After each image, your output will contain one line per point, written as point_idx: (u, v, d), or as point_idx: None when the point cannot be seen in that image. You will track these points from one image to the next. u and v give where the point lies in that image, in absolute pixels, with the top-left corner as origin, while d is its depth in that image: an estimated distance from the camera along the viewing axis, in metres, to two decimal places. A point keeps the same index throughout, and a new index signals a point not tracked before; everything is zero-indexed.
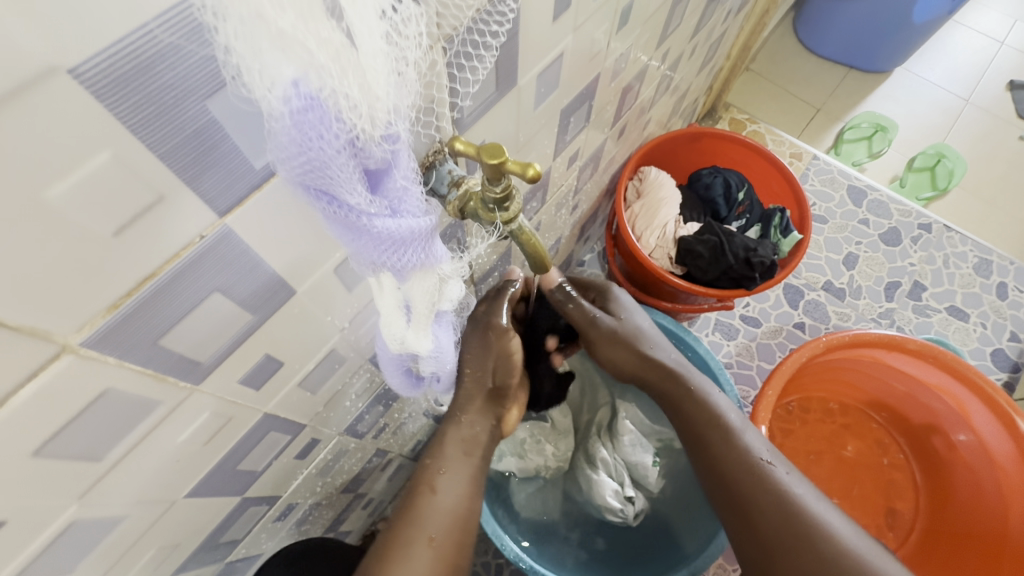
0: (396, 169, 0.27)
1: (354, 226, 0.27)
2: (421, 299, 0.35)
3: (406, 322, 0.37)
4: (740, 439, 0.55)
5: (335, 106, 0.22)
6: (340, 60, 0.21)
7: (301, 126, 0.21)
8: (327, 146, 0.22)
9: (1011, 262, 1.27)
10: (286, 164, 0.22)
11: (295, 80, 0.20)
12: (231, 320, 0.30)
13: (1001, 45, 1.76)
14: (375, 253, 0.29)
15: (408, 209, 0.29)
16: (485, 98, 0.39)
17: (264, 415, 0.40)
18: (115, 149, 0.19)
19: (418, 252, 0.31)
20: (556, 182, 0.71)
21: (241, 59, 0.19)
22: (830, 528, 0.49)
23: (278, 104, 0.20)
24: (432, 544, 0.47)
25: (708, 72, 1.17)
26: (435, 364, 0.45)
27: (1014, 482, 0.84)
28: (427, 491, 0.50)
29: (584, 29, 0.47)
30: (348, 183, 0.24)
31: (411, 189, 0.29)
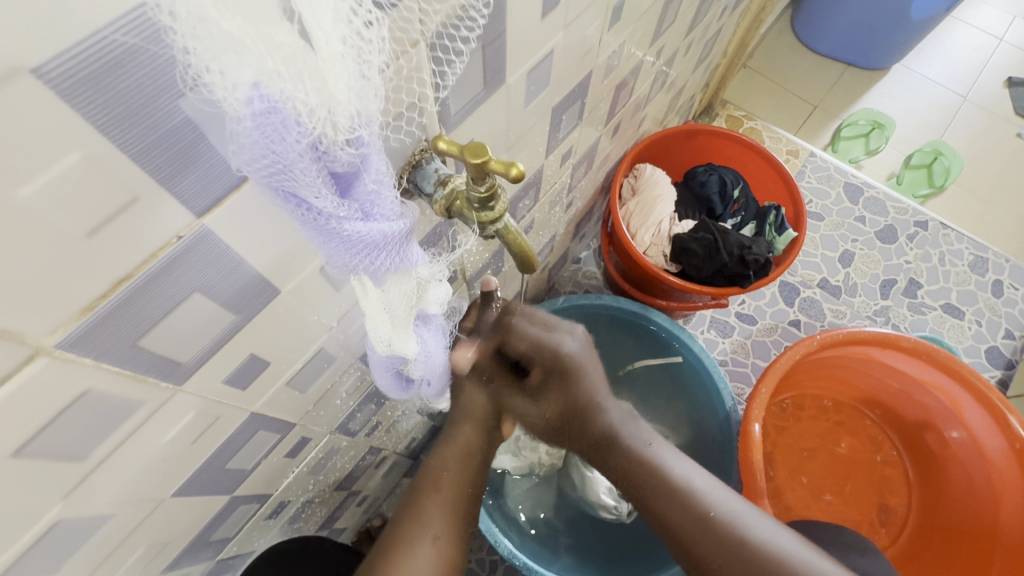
0: (366, 173, 0.27)
1: (323, 230, 0.27)
2: (402, 302, 0.35)
3: (391, 324, 0.36)
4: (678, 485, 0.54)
5: (293, 109, 0.21)
6: (295, 63, 0.20)
7: (263, 129, 0.21)
8: (289, 149, 0.22)
9: (1006, 260, 1.27)
10: (249, 168, 0.22)
11: (254, 84, 0.20)
12: (214, 320, 0.29)
13: (1000, 42, 1.75)
14: (347, 256, 0.29)
15: (380, 212, 0.29)
16: (473, 96, 0.38)
17: (252, 414, 0.40)
18: (86, 149, 0.19)
19: (393, 256, 0.31)
20: (550, 179, 0.71)
21: (201, 62, 0.19)
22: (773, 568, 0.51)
23: (240, 107, 0.20)
24: (434, 543, 0.49)
25: (705, 69, 1.16)
26: (425, 368, 0.45)
27: (1006, 479, 0.84)
28: (430, 490, 0.51)
29: (574, 27, 0.47)
30: (313, 187, 0.24)
31: (385, 191, 0.28)
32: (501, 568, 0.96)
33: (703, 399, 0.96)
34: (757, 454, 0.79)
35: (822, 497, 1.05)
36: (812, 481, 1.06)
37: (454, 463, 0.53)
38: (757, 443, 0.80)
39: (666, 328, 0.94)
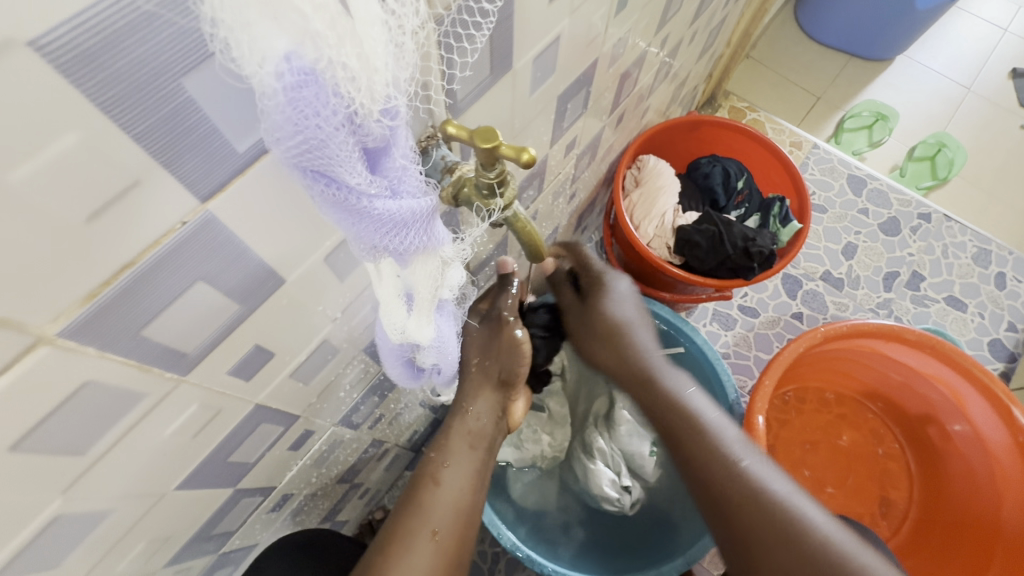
0: (394, 148, 0.26)
1: (354, 210, 0.26)
2: (424, 284, 0.34)
3: (407, 309, 0.36)
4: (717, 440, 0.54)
5: (332, 78, 0.20)
6: (337, 27, 0.20)
7: (296, 104, 0.20)
8: (325, 123, 0.21)
9: (1010, 252, 1.26)
10: (280, 145, 0.21)
11: (289, 53, 0.19)
12: (217, 310, 0.29)
13: (1004, 32, 1.74)
14: (375, 236, 0.28)
15: (406, 188, 0.28)
16: (480, 82, 0.38)
17: (256, 406, 0.40)
18: (84, 131, 0.18)
19: (418, 235, 0.30)
20: (553, 170, 0.70)
21: (232, 30, 0.18)
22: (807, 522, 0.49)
23: (270, 81, 0.19)
24: (435, 538, 0.47)
25: (708, 59, 1.15)
26: (437, 356, 0.45)
27: (1008, 472, 0.84)
28: (430, 483, 0.50)
29: (581, 13, 0.46)
30: (347, 162, 0.23)
31: (409, 167, 0.28)
32: (503, 561, 0.96)
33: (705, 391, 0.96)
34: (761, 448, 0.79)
35: (823, 489, 1.05)
36: (814, 474, 1.06)
37: (456, 458, 0.53)
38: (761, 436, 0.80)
39: (668, 320, 0.95)
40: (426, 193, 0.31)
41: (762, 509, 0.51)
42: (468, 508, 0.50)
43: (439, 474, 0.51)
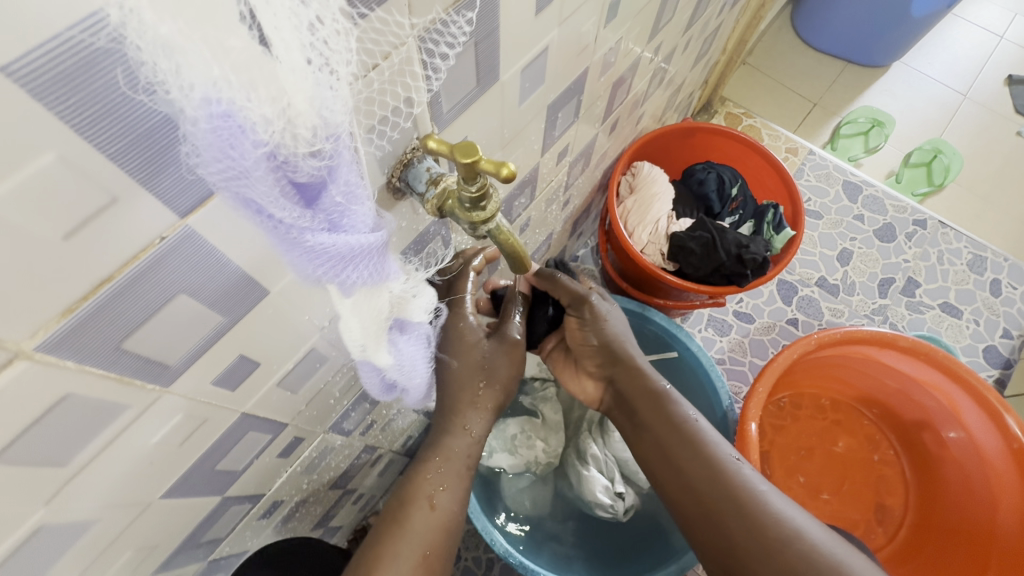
0: (333, 185, 0.25)
1: (287, 241, 0.26)
2: (375, 316, 0.35)
3: (365, 330, 0.35)
4: (704, 444, 0.57)
5: (249, 119, 0.20)
6: (248, 70, 0.19)
7: (218, 134, 0.20)
8: (245, 158, 0.21)
9: (1005, 258, 1.27)
10: (204, 167, 0.21)
11: (205, 93, 0.19)
12: (199, 321, 0.29)
13: (1000, 39, 1.74)
14: (312, 267, 0.28)
15: (349, 224, 0.28)
16: (465, 94, 0.38)
17: (242, 415, 0.40)
18: (61, 149, 0.18)
19: (360, 267, 0.30)
20: (545, 177, 0.70)
21: (154, 61, 0.18)
22: (796, 527, 0.50)
23: (191, 112, 0.19)
24: (424, 560, 0.48)
25: (704, 65, 1.16)
26: (405, 375, 0.45)
27: (1004, 478, 0.84)
28: (420, 503, 0.50)
29: (570, 22, 0.46)
30: (270, 197, 0.23)
31: (354, 203, 0.27)
32: (497, 566, 0.96)
33: (700, 399, 0.96)
34: (753, 453, 0.80)
35: (819, 496, 1.05)
36: (809, 480, 1.06)
37: (442, 471, 0.52)
38: (754, 442, 0.81)
39: (664, 326, 0.95)
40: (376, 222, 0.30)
41: (749, 519, 0.51)
42: (447, 518, 0.51)
43: (420, 488, 0.51)
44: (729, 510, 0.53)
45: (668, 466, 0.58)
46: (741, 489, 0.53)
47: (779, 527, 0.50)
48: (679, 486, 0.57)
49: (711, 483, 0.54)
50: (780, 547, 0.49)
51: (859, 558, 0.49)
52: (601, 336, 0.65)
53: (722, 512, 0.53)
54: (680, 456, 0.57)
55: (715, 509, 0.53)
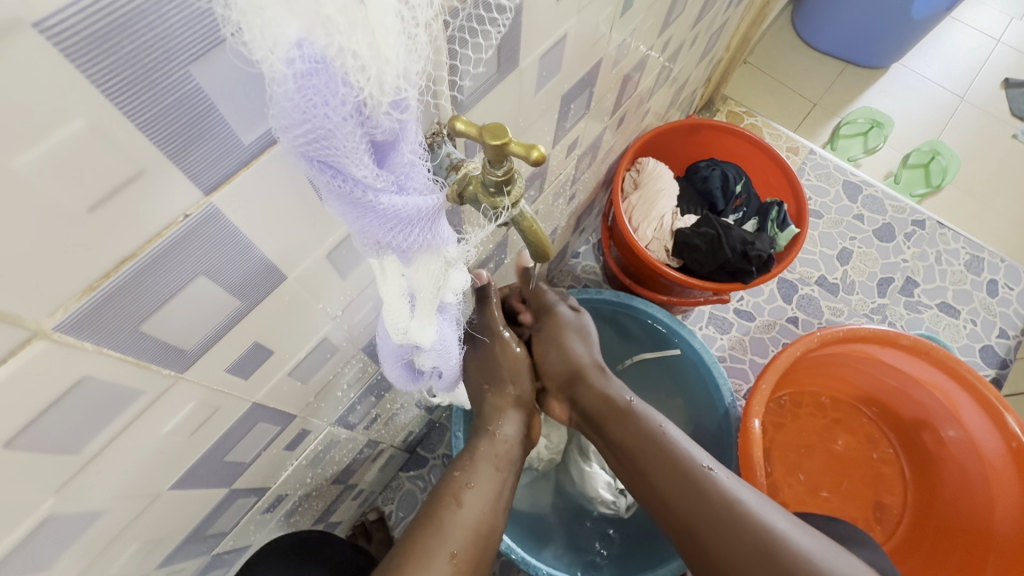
0: (404, 142, 0.26)
1: (359, 203, 0.26)
2: (427, 286, 0.35)
3: (411, 313, 0.37)
4: (679, 451, 0.56)
5: (342, 67, 0.20)
6: (349, 14, 0.19)
7: (305, 91, 0.20)
8: (333, 113, 0.21)
9: (1002, 260, 1.28)
10: (289, 132, 0.21)
11: (300, 39, 0.19)
12: (217, 306, 0.28)
13: (997, 43, 1.76)
14: (380, 231, 0.28)
15: (415, 185, 0.28)
16: (486, 79, 0.37)
17: (253, 405, 0.39)
18: (90, 117, 0.17)
19: (424, 233, 0.30)
20: (554, 170, 0.70)
21: (243, 15, 0.18)
22: (780, 533, 0.50)
23: (281, 66, 0.19)
24: (454, 561, 0.46)
25: (707, 63, 1.16)
26: (437, 359, 0.45)
27: (1003, 477, 0.85)
28: (453, 505, 0.50)
29: (587, 12, 0.46)
30: (354, 155, 0.23)
31: (417, 164, 0.27)
32: (497, 564, 0.95)
33: (702, 397, 0.96)
34: (756, 450, 0.80)
35: (818, 493, 1.05)
36: (808, 478, 1.06)
37: (480, 478, 0.52)
38: (757, 439, 0.81)
39: (666, 323, 0.94)
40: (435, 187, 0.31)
41: (733, 533, 0.51)
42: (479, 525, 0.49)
43: (448, 489, 0.51)
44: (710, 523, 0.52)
45: (642, 480, 0.57)
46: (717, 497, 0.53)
47: (764, 532, 0.50)
48: (652, 498, 0.56)
49: (689, 498, 0.53)
50: (763, 555, 0.49)
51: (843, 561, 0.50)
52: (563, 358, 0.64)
53: (700, 528, 0.52)
54: (647, 463, 0.57)
55: (692, 520, 0.53)
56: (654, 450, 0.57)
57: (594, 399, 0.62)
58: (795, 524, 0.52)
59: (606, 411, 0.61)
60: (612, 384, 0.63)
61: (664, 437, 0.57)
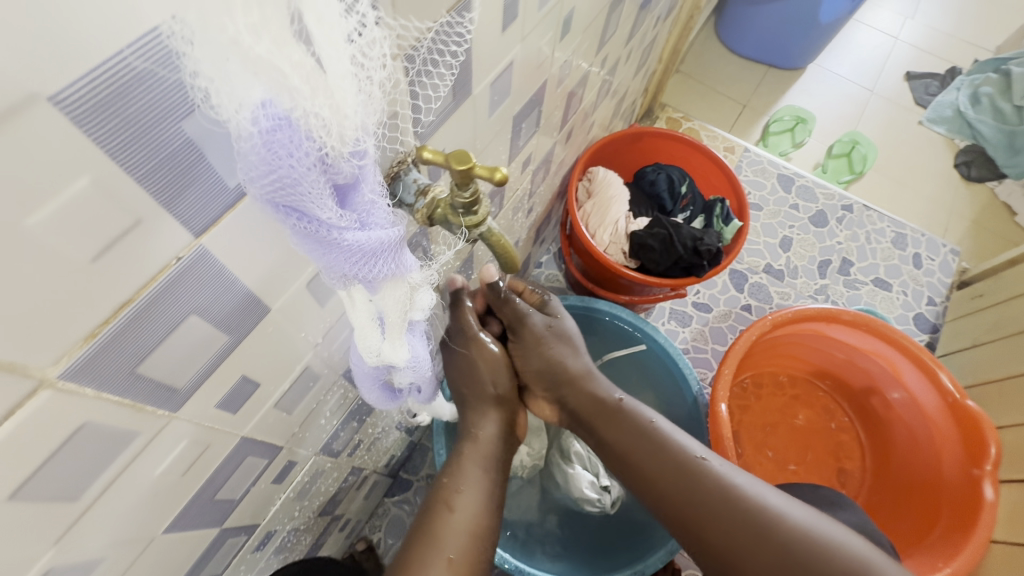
0: (362, 184, 0.28)
1: (325, 242, 0.28)
2: (394, 306, 0.37)
3: (380, 335, 0.39)
4: (673, 442, 0.61)
5: (304, 124, 0.23)
6: (311, 81, 0.22)
7: (270, 146, 0.22)
8: (297, 164, 0.23)
9: (922, 234, 1.40)
10: (255, 184, 0.23)
11: (266, 100, 0.21)
12: (207, 342, 0.29)
13: (896, 40, 1.95)
14: (346, 266, 0.30)
15: (376, 220, 0.30)
16: (444, 108, 0.40)
17: (241, 439, 0.40)
18: (94, 173, 0.19)
19: (388, 263, 0.32)
20: (511, 186, 0.73)
21: (209, 81, 0.20)
22: (771, 508, 0.55)
23: (247, 125, 0.21)
24: (451, 564, 0.51)
25: (644, 75, 1.23)
26: (411, 375, 0.46)
27: (945, 431, 0.94)
28: (445, 510, 0.55)
29: (530, 39, 0.49)
30: (318, 200, 0.25)
31: (376, 202, 0.30)
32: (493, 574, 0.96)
33: (671, 388, 1.01)
34: (726, 431, 0.86)
35: (787, 467, 1.11)
36: (777, 454, 1.12)
37: (469, 481, 0.58)
38: (726, 421, 0.86)
39: (631, 321, 0.99)
40: (394, 219, 0.33)
41: (732, 516, 0.55)
42: (480, 531, 0.55)
43: (454, 500, 0.55)
44: (711, 511, 0.56)
45: (643, 481, 0.62)
46: (710, 483, 0.57)
47: (756, 510, 0.55)
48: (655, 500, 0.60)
49: (687, 489, 0.58)
50: (759, 529, 0.54)
51: (833, 523, 0.55)
52: (541, 360, 0.69)
53: (706, 518, 0.56)
54: (642, 460, 0.62)
55: (695, 513, 0.57)
56: (648, 444, 0.62)
57: (582, 404, 0.68)
58: (789, 500, 0.56)
59: (604, 413, 0.66)
60: (600, 384, 0.69)
61: (657, 431, 0.63)
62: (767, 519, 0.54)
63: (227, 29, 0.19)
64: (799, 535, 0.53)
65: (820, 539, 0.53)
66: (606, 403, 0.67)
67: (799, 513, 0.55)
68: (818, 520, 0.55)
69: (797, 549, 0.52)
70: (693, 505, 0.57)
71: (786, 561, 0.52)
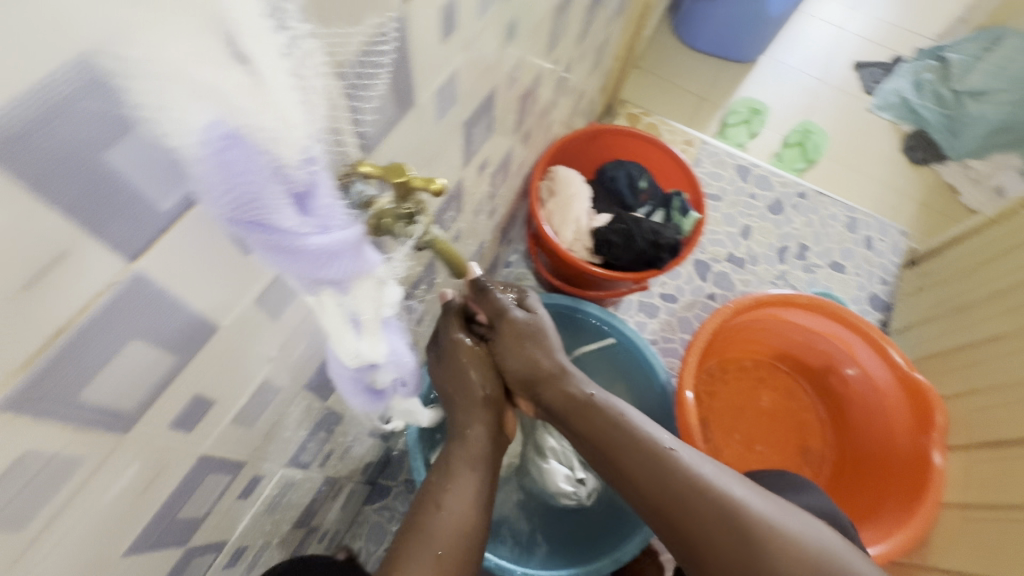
0: (321, 190, 0.29)
1: (291, 250, 0.29)
2: (365, 305, 0.39)
3: (357, 335, 0.41)
4: (645, 434, 0.62)
5: (255, 139, 0.24)
6: (258, 96, 0.23)
7: (226, 163, 0.24)
8: (256, 176, 0.25)
9: (873, 217, 1.47)
10: (218, 198, 0.25)
11: (217, 121, 0.22)
12: (152, 365, 0.29)
13: (843, 31, 2.02)
14: (315, 269, 0.31)
15: (337, 220, 0.31)
16: (387, 118, 0.41)
17: (200, 458, 0.40)
18: (14, 209, 0.19)
19: (354, 262, 0.33)
20: (470, 190, 0.73)
21: (154, 110, 0.21)
22: (736, 500, 0.57)
23: (198, 149, 0.23)
24: (439, 559, 0.54)
25: (600, 72, 1.25)
26: (391, 372, 0.49)
27: (897, 404, 0.99)
28: (433, 508, 0.57)
29: (474, 46, 0.50)
30: (279, 209, 0.27)
31: (338, 205, 0.31)
32: None
33: (640, 379, 1.04)
34: (692, 418, 0.89)
35: (754, 448, 1.15)
36: (744, 436, 1.16)
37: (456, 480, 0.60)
38: (692, 410, 0.90)
39: (599, 316, 1.02)
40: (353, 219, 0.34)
41: (702, 508, 0.57)
42: (468, 526, 0.57)
43: (442, 499, 0.58)
44: (680, 502, 0.58)
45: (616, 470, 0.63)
46: (681, 475, 0.59)
47: (722, 503, 0.57)
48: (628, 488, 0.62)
49: (658, 480, 0.60)
50: (724, 518, 0.57)
51: (791, 514, 0.58)
52: (518, 359, 0.67)
53: (676, 510, 0.58)
54: (617, 451, 0.62)
55: (667, 504, 0.59)
56: (622, 436, 0.63)
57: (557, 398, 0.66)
58: (753, 492, 0.59)
59: (574, 409, 0.65)
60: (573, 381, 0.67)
61: (629, 424, 0.63)
62: (732, 511, 0.57)
63: (155, 54, 0.20)
64: (761, 525, 0.56)
65: (778, 530, 0.56)
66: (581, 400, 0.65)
67: (762, 506, 0.59)
68: (784, 514, 0.58)
69: (758, 540, 0.55)
70: (666, 495, 0.59)
71: (747, 550, 0.55)
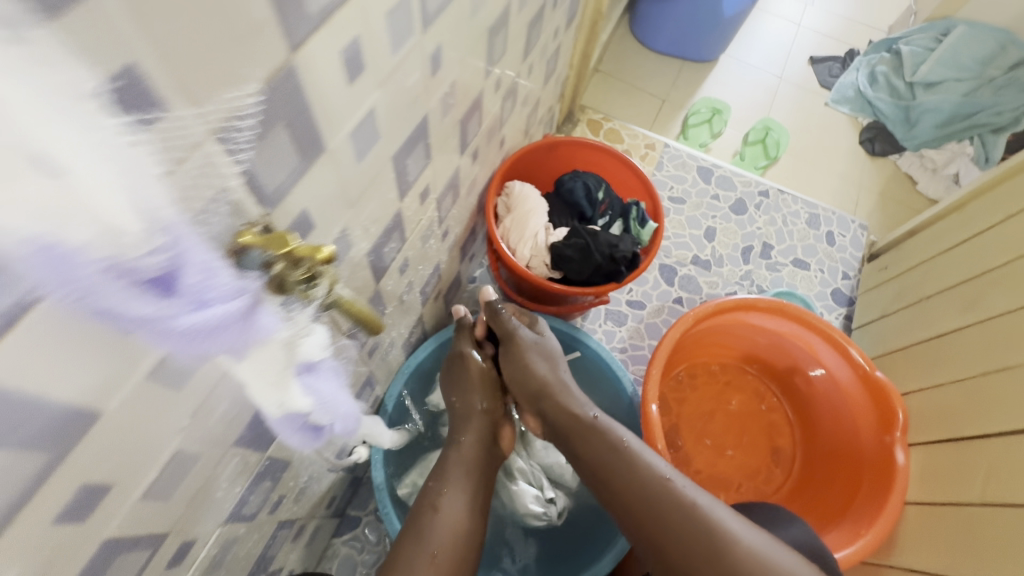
0: (185, 269, 0.30)
1: (153, 329, 0.30)
2: (270, 364, 0.40)
3: (271, 389, 0.42)
4: (641, 459, 0.71)
5: (75, 243, 0.23)
6: (63, 201, 0.22)
7: (50, 266, 0.23)
8: (89, 278, 0.25)
9: (833, 213, 1.48)
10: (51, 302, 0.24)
11: (26, 234, 0.21)
12: (15, 469, 0.27)
13: (799, 26, 2.04)
14: (186, 342, 0.32)
15: (219, 292, 0.32)
16: (290, 168, 0.38)
17: (105, 542, 0.37)
18: None
19: (234, 328, 0.35)
20: (413, 219, 0.71)
21: None
22: (717, 524, 0.64)
23: (12, 256, 0.21)
24: (433, 560, 0.65)
25: (555, 82, 1.24)
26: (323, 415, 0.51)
27: (859, 403, 1.00)
28: (430, 511, 0.69)
29: (392, 81, 0.48)
30: (125, 301, 0.27)
31: (211, 280, 0.32)
32: None
33: (607, 393, 1.03)
34: (657, 433, 0.88)
35: (724, 453, 1.15)
36: (714, 441, 1.16)
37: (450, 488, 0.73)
38: (657, 425, 0.88)
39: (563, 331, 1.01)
40: (254, 278, 0.35)
41: (685, 526, 0.64)
42: (461, 531, 0.69)
43: (437, 505, 0.70)
44: (666, 521, 0.65)
45: (611, 490, 0.71)
46: (670, 496, 0.66)
47: (703, 524, 0.64)
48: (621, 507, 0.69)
49: (647, 498, 0.67)
50: (705, 538, 0.63)
51: (766, 537, 0.64)
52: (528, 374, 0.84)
53: (663, 526, 0.65)
54: (614, 473, 0.71)
55: (653, 520, 0.66)
56: (618, 459, 0.71)
57: (555, 410, 0.80)
58: (733, 516, 0.65)
59: (574, 424, 0.77)
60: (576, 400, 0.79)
61: (627, 448, 0.72)
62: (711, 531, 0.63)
63: None
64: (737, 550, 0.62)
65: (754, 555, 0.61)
66: (578, 417, 0.78)
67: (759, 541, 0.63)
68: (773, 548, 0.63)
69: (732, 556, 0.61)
70: (655, 512, 0.66)
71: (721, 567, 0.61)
